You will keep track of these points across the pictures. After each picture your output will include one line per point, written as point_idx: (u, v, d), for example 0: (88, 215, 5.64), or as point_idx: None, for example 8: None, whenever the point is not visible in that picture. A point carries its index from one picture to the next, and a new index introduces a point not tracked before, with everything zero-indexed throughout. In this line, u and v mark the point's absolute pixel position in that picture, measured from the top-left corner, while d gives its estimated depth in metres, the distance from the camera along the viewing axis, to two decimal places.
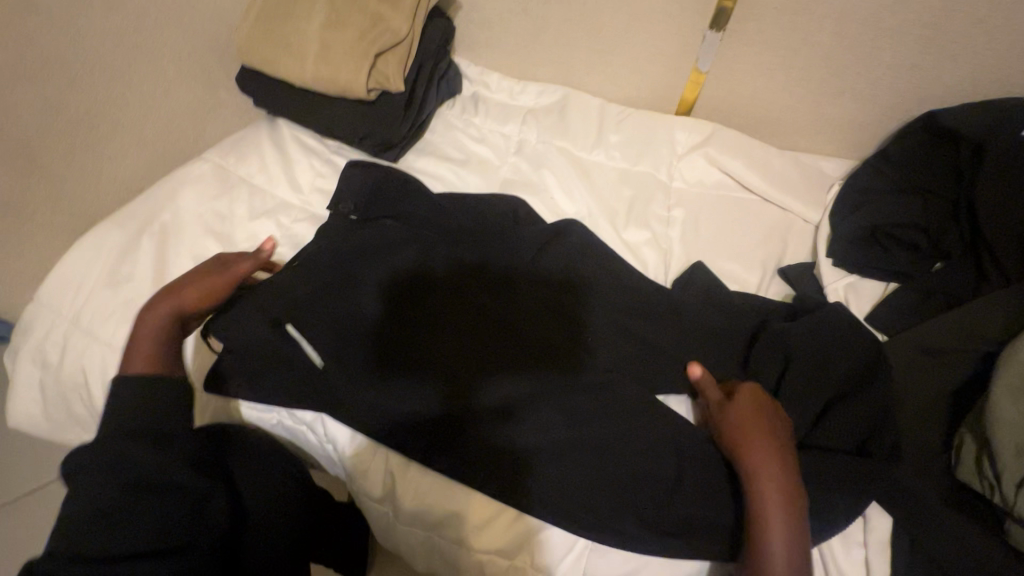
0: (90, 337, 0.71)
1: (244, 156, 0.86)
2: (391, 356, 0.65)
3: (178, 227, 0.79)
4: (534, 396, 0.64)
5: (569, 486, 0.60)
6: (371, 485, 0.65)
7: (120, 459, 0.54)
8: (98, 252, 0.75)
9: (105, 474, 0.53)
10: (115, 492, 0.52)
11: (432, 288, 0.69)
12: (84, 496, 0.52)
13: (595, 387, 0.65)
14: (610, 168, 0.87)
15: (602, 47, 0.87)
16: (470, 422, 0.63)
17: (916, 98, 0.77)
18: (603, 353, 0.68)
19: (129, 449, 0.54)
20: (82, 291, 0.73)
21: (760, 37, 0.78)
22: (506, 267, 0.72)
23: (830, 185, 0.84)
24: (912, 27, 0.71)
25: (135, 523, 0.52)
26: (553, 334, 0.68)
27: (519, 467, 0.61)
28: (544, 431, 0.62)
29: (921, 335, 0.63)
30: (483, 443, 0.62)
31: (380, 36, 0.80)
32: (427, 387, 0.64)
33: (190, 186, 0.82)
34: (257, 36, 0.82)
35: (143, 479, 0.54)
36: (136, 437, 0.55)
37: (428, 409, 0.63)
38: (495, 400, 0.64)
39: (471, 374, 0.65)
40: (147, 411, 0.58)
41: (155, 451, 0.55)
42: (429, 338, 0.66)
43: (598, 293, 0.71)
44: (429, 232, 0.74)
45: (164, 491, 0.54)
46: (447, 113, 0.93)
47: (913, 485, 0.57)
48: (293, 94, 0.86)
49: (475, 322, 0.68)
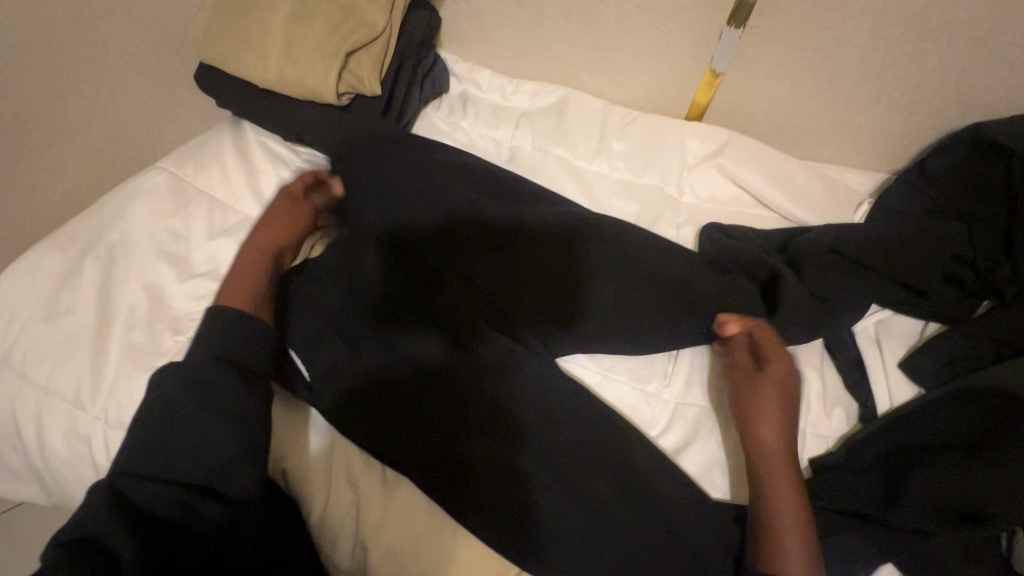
0: (24, 380, 0.63)
1: (203, 165, 0.77)
2: (393, 308, 0.63)
3: (126, 248, 0.70)
4: (538, 351, 0.62)
5: (552, 521, 0.54)
6: (339, 555, 0.56)
7: (211, 382, 0.53)
8: (33, 278, 0.67)
9: (189, 399, 0.51)
10: (196, 419, 0.51)
11: (434, 237, 0.67)
12: (166, 411, 0.51)
13: (592, 338, 0.63)
14: (613, 180, 0.78)
15: (607, 42, 0.78)
16: (476, 370, 0.60)
17: (961, 106, 0.68)
18: (608, 340, 0.63)
19: (218, 375, 0.53)
20: (14, 325, 0.65)
21: (786, 36, 0.68)
22: (512, 224, 0.67)
23: (858, 204, 0.76)
24: (964, 26, 0.61)
25: (208, 457, 0.50)
26: (554, 275, 0.65)
27: (518, 520, 0.54)
28: (538, 393, 0.60)
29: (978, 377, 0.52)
30: (482, 398, 0.59)
31: (353, 32, 0.70)
32: (431, 337, 0.62)
33: (141, 200, 0.73)
34: (215, 30, 0.72)
35: (222, 410, 0.52)
36: (222, 368, 0.53)
37: (429, 358, 0.61)
38: (494, 355, 0.61)
39: (476, 322, 0.63)
40: (229, 346, 0.56)
41: (236, 385, 0.53)
42: (438, 294, 0.64)
43: (600, 257, 0.65)
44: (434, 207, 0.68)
45: (240, 426, 0.51)
46: (432, 115, 0.84)
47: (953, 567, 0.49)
48: (257, 95, 0.76)
49: (479, 280, 0.65)
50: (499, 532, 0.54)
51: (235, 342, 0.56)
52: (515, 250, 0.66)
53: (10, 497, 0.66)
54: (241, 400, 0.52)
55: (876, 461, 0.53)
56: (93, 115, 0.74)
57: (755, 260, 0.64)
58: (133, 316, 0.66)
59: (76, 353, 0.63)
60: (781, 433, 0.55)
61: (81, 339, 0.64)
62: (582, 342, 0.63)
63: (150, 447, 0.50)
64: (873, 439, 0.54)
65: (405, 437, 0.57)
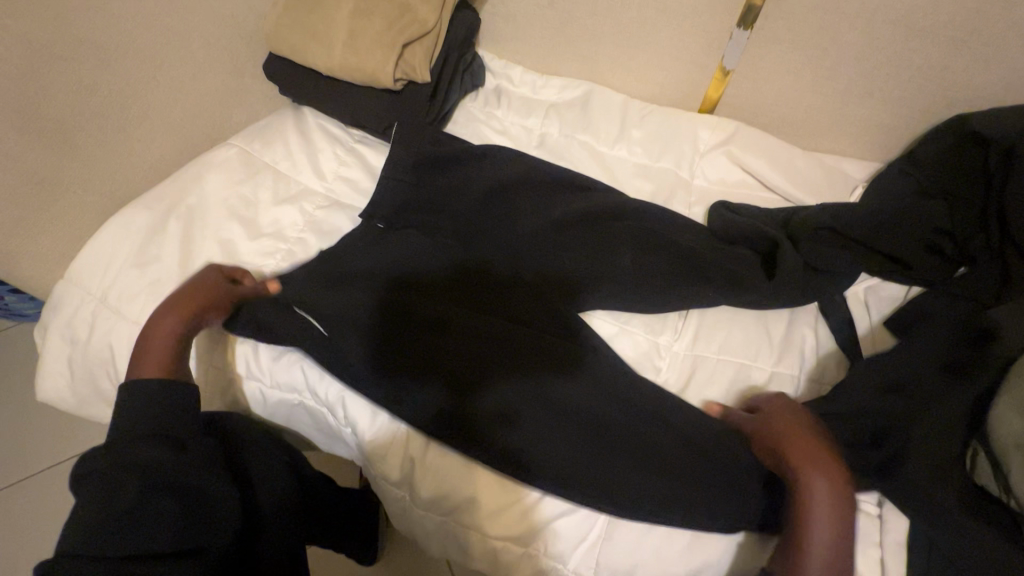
0: (119, 316, 0.72)
1: (269, 143, 0.87)
2: (402, 352, 0.65)
3: (203, 211, 0.80)
4: (541, 397, 0.63)
5: (557, 443, 0.61)
6: (390, 468, 0.65)
7: (144, 460, 0.54)
8: (126, 232, 0.77)
9: (132, 476, 0.53)
10: (142, 495, 0.52)
11: (434, 297, 0.70)
12: (103, 495, 0.52)
13: (609, 303, 0.71)
14: (631, 164, 0.87)
15: (629, 42, 0.87)
16: (472, 423, 0.62)
17: (945, 100, 0.77)
18: (627, 302, 0.71)
19: (156, 452, 0.55)
20: (111, 269, 0.75)
21: (790, 35, 0.77)
22: (510, 272, 0.72)
23: (853, 188, 0.84)
24: (945, 28, 0.70)
25: (161, 526, 0.52)
26: (548, 315, 0.69)
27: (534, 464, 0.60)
28: (549, 435, 0.61)
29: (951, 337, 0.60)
30: (485, 443, 0.61)
31: (407, 27, 0.81)
32: (435, 386, 0.63)
33: (216, 170, 0.83)
34: (287, 24, 0.83)
35: (164, 486, 0.54)
36: (157, 444, 0.56)
37: (433, 409, 0.62)
38: (498, 400, 0.63)
39: (472, 377, 0.64)
40: (164, 422, 0.59)
41: (174, 456, 0.56)
42: (444, 335, 0.66)
43: (623, 234, 0.74)
44: (445, 240, 0.75)
45: (187, 496, 0.55)
46: (469, 105, 0.93)
47: (936, 489, 0.54)
48: (319, 82, 0.86)
49: (481, 331, 0.67)
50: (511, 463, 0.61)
51: (162, 418, 0.59)
52: (515, 317, 0.69)
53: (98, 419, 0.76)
54: (177, 468, 0.56)
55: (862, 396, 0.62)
56: (177, 96, 0.85)
57: (758, 232, 0.72)
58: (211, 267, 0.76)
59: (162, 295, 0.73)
60: (806, 454, 0.55)
61: (168, 284, 0.74)
62: (578, 386, 0.64)
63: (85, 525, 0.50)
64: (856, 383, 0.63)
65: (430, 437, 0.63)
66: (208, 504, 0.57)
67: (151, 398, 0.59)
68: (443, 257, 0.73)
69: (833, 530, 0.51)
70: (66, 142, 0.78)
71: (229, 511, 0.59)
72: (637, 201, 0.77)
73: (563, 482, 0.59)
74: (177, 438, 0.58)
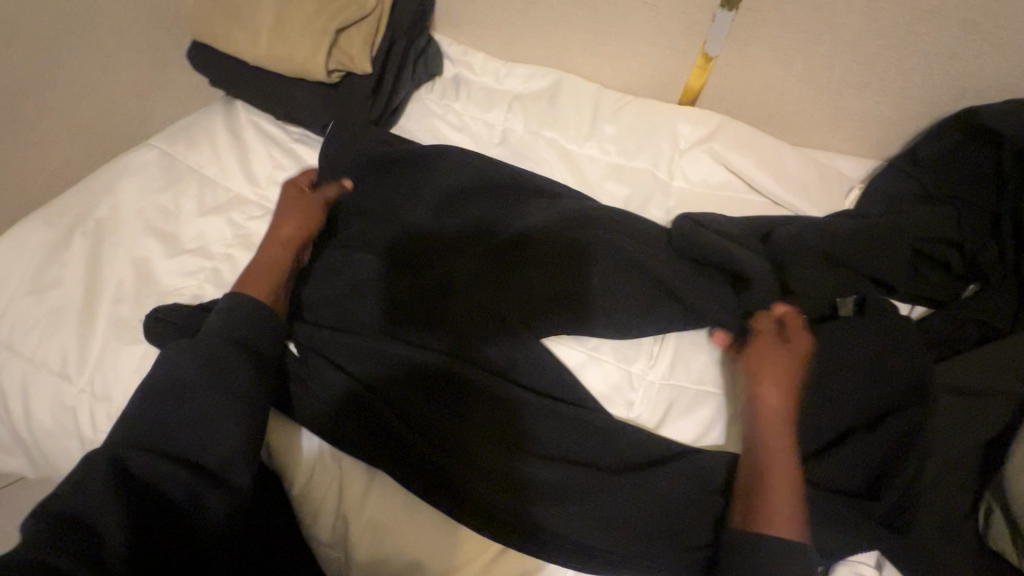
0: (11, 352, 0.63)
1: (194, 143, 0.77)
2: (403, 311, 0.62)
3: (115, 224, 0.70)
4: (542, 360, 0.60)
5: (514, 495, 0.55)
6: (320, 528, 0.56)
7: (224, 364, 0.52)
8: (22, 252, 0.67)
9: (208, 383, 0.51)
10: (214, 401, 0.50)
11: (433, 250, 0.65)
12: (178, 389, 0.51)
13: (586, 321, 0.62)
14: (605, 163, 0.77)
15: (600, 26, 0.77)
16: (468, 385, 0.58)
17: (952, 91, 0.68)
18: (600, 322, 0.62)
19: (237, 361, 0.53)
20: (3, 296, 0.65)
21: (778, 19, 0.68)
22: (512, 228, 0.66)
23: (849, 189, 0.76)
24: (954, 9, 0.61)
25: (221, 439, 0.50)
26: (555, 269, 0.64)
27: (490, 513, 0.54)
28: (528, 450, 0.57)
29: (962, 371, 0.53)
30: (484, 405, 0.58)
31: (343, 11, 0.71)
32: (433, 346, 0.60)
33: (132, 176, 0.73)
34: (207, 7, 0.73)
35: (238, 402, 0.51)
36: (236, 352, 0.53)
37: (432, 368, 0.59)
38: (497, 359, 0.60)
39: (473, 338, 0.60)
40: (243, 328, 0.55)
41: (249, 372, 0.53)
42: (443, 295, 0.62)
43: (597, 248, 0.64)
44: (443, 190, 0.69)
45: (253, 418, 0.52)
46: (424, 98, 0.83)
47: (937, 548, 0.49)
48: (248, 73, 0.75)
49: (483, 286, 0.63)
50: (468, 506, 0.54)
51: (246, 326, 0.55)
52: (527, 265, 0.64)
53: None
54: (252, 386, 0.52)
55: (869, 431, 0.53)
56: (82, 92, 0.74)
57: (733, 257, 0.61)
58: (121, 291, 0.66)
59: (62, 327, 0.63)
60: (767, 375, 0.54)
61: (69, 313, 0.64)
62: (543, 407, 0.58)
63: (147, 419, 0.50)
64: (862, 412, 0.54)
65: (398, 445, 0.56)
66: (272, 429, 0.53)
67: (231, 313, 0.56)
68: (450, 209, 0.68)
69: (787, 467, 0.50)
70: None
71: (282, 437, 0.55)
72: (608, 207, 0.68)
73: (528, 526, 0.54)
74: (257, 350, 0.55)
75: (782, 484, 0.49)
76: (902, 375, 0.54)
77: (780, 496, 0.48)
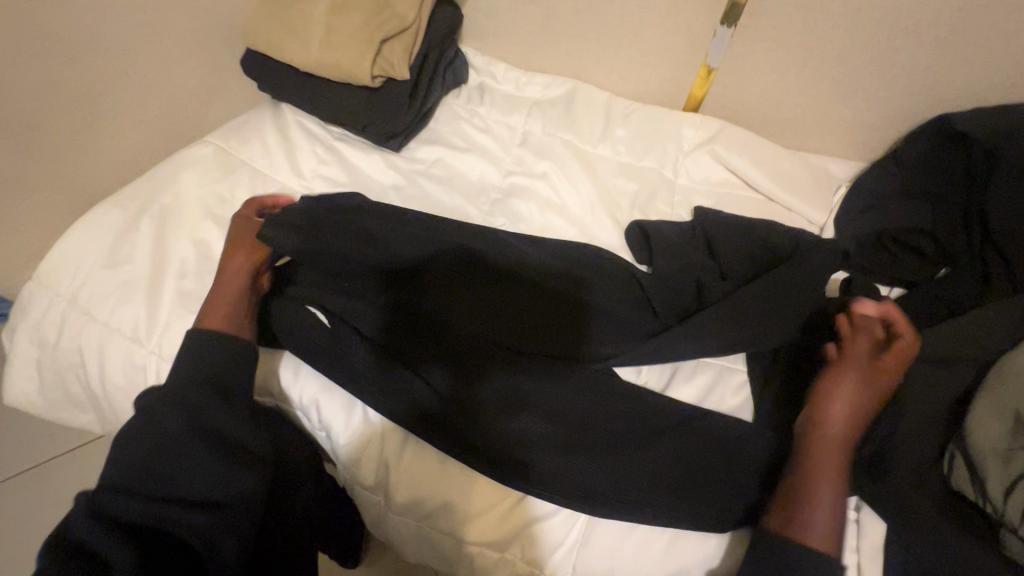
0: (88, 317, 0.71)
1: (246, 140, 0.85)
2: (402, 348, 0.66)
3: (177, 209, 0.78)
4: (537, 388, 0.63)
5: (533, 452, 0.61)
6: (363, 473, 0.64)
7: (190, 402, 0.57)
8: (96, 231, 0.75)
9: (180, 419, 0.56)
10: (185, 436, 0.55)
11: (427, 291, 0.68)
12: (151, 432, 0.55)
13: (610, 318, 0.67)
14: (615, 162, 0.85)
15: (612, 40, 0.86)
16: (471, 413, 0.62)
17: (928, 100, 0.76)
18: (610, 308, 0.67)
19: (200, 399, 0.58)
20: (82, 269, 0.73)
21: (773, 34, 0.77)
22: (507, 264, 0.70)
23: (838, 187, 0.83)
24: (927, 27, 0.69)
25: (198, 468, 0.54)
26: (554, 303, 0.68)
27: (508, 466, 0.60)
28: (537, 428, 0.62)
29: (929, 344, 0.60)
30: (485, 429, 0.61)
31: (386, 24, 0.80)
32: (435, 376, 0.64)
33: (192, 168, 0.81)
34: (264, 19, 0.82)
35: (208, 433, 0.57)
36: (201, 389, 0.59)
37: (437, 397, 0.63)
38: (498, 390, 0.63)
39: (477, 363, 0.64)
40: (209, 369, 0.61)
41: (217, 406, 0.58)
42: (444, 330, 0.66)
43: (602, 264, 0.71)
44: (435, 234, 0.71)
45: (225, 446, 0.57)
46: (452, 102, 0.91)
47: (909, 493, 0.55)
48: (297, 78, 0.84)
49: (482, 322, 0.67)
50: (497, 461, 0.61)
51: (217, 368, 0.61)
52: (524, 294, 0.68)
53: (71, 422, 0.75)
54: (223, 420, 0.58)
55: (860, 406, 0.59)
56: (150, 92, 0.83)
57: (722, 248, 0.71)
58: (184, 267, 0.74)
59: (134, 297, 0.71)
60: (837, 398, 0.57)
61: (139, 285, 0.72)
62: (545, 409, 0.62)
63: (127, 465, 0.53)
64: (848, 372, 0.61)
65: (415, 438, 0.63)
66: (260, 464, 0.58)
67: (196, 354, 0.61)
68: (439, 241, 0.70)
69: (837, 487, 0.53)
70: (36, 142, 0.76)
71: (270, 470, 0.60)
72: (637, 226, 0.75)
73: (542, 487, 0.59)
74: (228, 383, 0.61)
75: (824, 489, 0.53)
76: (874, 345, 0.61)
77: (824, 501, 0.52)
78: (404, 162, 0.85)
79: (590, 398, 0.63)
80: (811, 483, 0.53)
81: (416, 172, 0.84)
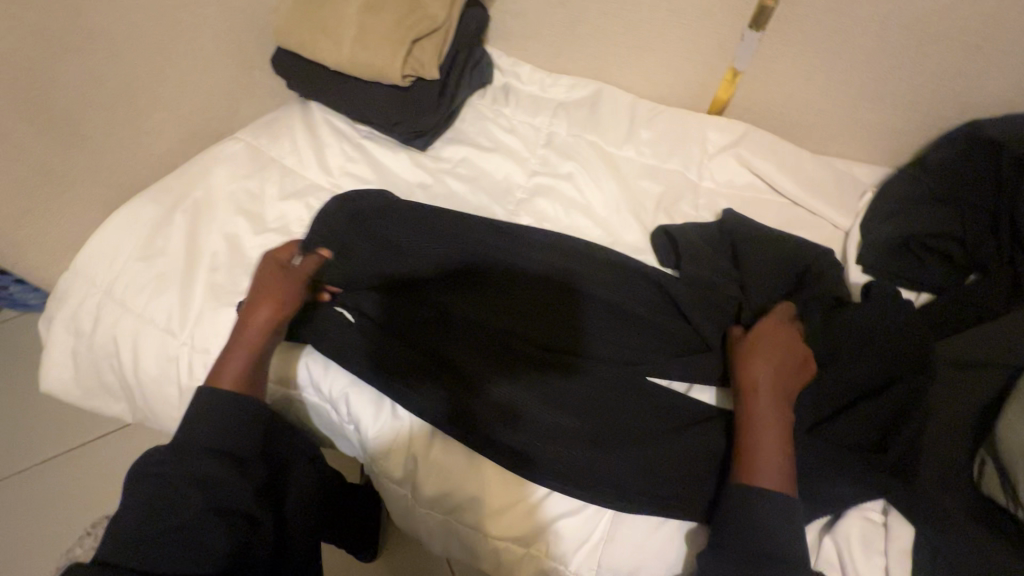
0: (123, 308, 0.72)
1: (276, 137, 0.87)
2: (402, 354, 0.66)
3: (209, 205, 0.79)
4: (541, 393, 0.64)
5: (553, 448, 0.61)
6: (392, 465, 0.65)
7: (207, 475, 0.56)
8: (131, 224, 0.77)
9: (196, 498, 0.54)
10: (200, 516, 0.54)
11: (428, 298, 0.70)
12: (163, 509, 0.53)
13: (614, 310, 0.69)
14: (640, 164, 0.86)
15: (639, 43, 0.87)
16: (475, 419, 0.62)
17: (957, 106, 0.76)
18: (632, 299, 0.69)
19: (218, 472, 0.56)
20: (117, 262, 0.75)
21: (802, 38, 0.77)
22: (504, 271, 0.71)
23: (863, 192, 0.83)
24: (959, 33, 0.69)
25: (211, 551, 0.53)
26: (552, 311, 0.69)
27: (529, 462, 0.60)
28: (557, 426, 0.62)
29: (953, 349, 0.62)
30: (495, 436, 0.62)
31: (417, 24, 0.81)
32: (437, 384, 0.64)
33: (223, 163, 0.83)
34: (297, 18, 0.83)
35: (224, 510, 0.56)
36: (220, 461, 0.57)
37: (439, 404, 0.63)
38: (502, 396, 0.63)
39: (473, 371, 0.65)
40: (228, 437, 0.59)
41: (234, 481, 0.57)
42: (444, 338, 0.67)
43: (617, 262, 0.72)
44: (436, 243, 0.72)
45: (236, 527, 0.56)
46: (477, 103, 0.92)
47: (938, 496, 0.55)
48: (327, 77, 0.86)
49: (480, 327, 0.68)
50: (520, 456, 0.61)
51: (230, 435, 0.59)
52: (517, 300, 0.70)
53: (104, 410, 0.77)
54: (242, 495, 0.57)
55: (889, 408, 0.59)
56: (184, 89, 0.85)
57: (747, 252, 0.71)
58: (216, 261, 0.75)
59: (167, 289, 0.73)
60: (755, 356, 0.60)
61: (172, 277, 0.74)
62: (560, 411, 0.63)
63: (137, 542, 0.51)
64: (880, 372, 0.61)
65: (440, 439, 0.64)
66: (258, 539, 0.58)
67: (222, 417, 0.59)
68: (438, 249, 0.72)
69: (777, 436, 0.56)
70: (74, 133, 0.77)
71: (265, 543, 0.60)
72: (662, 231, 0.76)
73: (562, 482, 0.59)
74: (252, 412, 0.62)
75: (767, 438, 0.56)
76: (901, 349, 0.61)
77: (771, 454, 0.55)
78: (431, 161, 0.86)
79: (621, 392, 0.64)
80: (755, 428, 0.56)
81: (442, 171, 0.85)
